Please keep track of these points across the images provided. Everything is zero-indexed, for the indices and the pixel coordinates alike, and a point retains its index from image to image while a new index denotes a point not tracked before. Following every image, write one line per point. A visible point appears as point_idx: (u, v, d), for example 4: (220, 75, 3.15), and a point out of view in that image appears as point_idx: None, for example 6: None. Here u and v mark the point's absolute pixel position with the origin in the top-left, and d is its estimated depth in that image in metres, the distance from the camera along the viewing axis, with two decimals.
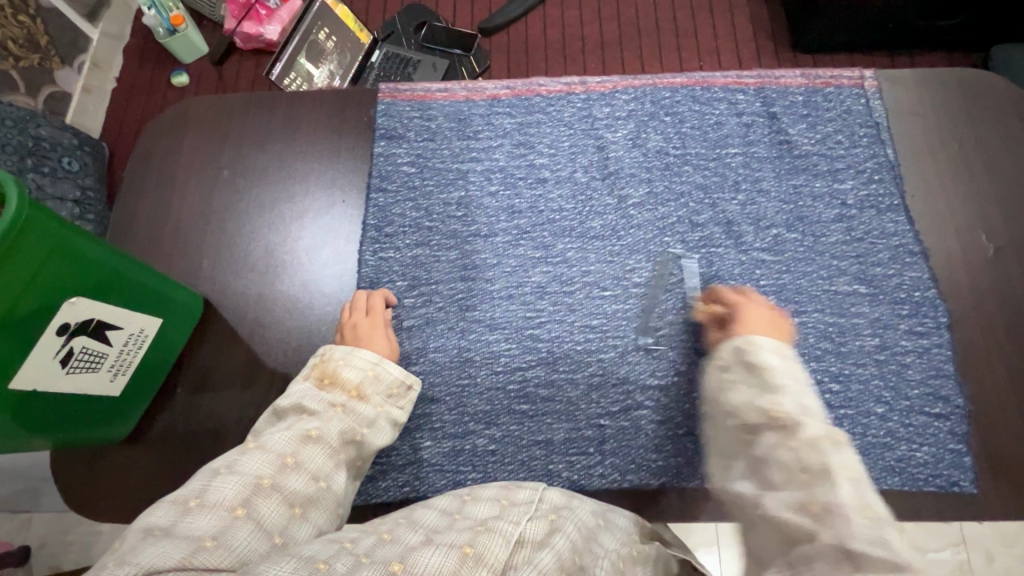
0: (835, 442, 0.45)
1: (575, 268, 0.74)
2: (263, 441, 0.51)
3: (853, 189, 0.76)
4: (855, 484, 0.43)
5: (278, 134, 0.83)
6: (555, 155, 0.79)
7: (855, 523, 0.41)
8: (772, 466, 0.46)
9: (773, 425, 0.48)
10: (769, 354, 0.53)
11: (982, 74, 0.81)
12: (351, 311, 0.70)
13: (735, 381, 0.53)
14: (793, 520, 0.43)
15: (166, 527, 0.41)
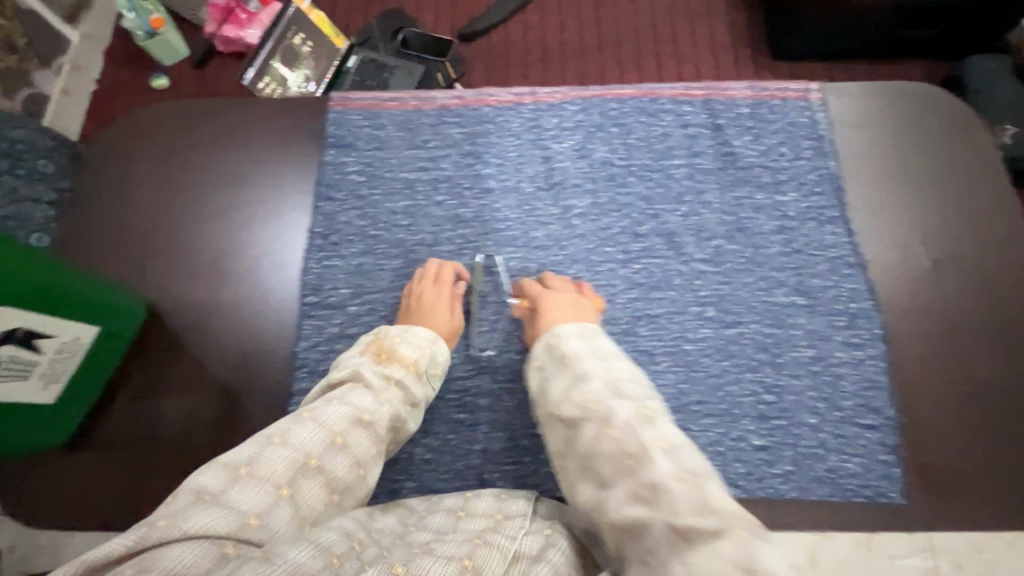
0: (641, 418, 0.52)
1: (518, 277, 0.75)
2: (319, 413, 0.55)
3: (794, 201, 0.77)
4: (668, 453, 0.49)
5: (228, 140, 0.83)
6: (502, 164, 0.80)
7: (678, 493, 0.46)
8: (600, 462, 0.51)
9: (589, 417, 0.54)
10: (574, 342, 0.60)
11: (926, 89, 0.82)
12: (418, 280, 0.72)
13: (551, 377, 0.59)
14: (633, 513, 0.47)
15: (215, 492, 0.46)
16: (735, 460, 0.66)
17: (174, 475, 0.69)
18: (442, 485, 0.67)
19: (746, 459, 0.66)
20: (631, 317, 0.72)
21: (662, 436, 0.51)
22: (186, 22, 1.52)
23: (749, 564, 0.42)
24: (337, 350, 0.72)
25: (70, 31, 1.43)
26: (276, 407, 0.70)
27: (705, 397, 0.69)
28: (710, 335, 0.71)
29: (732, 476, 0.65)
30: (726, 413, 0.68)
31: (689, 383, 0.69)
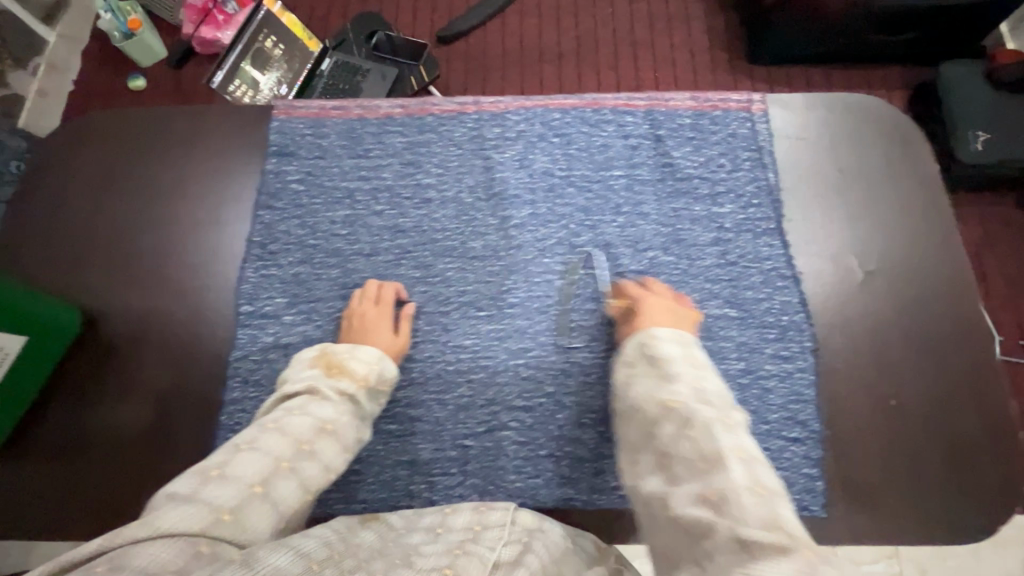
0: (725, 425, 0.51)
1: (453, 287, 0.75)
2: (283, 423, 0.57)
3: (731, 213, 0.77)
4: (747, 464, 0.47)
5: (172, 148, 0.83)
6: (443, 174, 0.80)
7: (747, 504, 0.44)
8: (675, 460, 0.50)
9: (671, 416, 0.53)
10: (669, 345, 0.60)
11: (869, 100, 0.82)
12: (362, 298, 0.72)
13: (637, 375, 0.59)
14: (694, 513, 0.45)
15: (186, 493, 0.46)
16: None
17: (105, 486, 0.68)
18: (369, 497, 0.66)
19: None
20: (565, 328, 0.72)
21: (741, 447, 0.49)
22: (165, 23, 1.52)
23: None
24: (271, 359, 0.72)
25: (47, 32, 1.45)
26: (208, 418, 0.70)
27: None
28: None
29: None
30: None
31: None
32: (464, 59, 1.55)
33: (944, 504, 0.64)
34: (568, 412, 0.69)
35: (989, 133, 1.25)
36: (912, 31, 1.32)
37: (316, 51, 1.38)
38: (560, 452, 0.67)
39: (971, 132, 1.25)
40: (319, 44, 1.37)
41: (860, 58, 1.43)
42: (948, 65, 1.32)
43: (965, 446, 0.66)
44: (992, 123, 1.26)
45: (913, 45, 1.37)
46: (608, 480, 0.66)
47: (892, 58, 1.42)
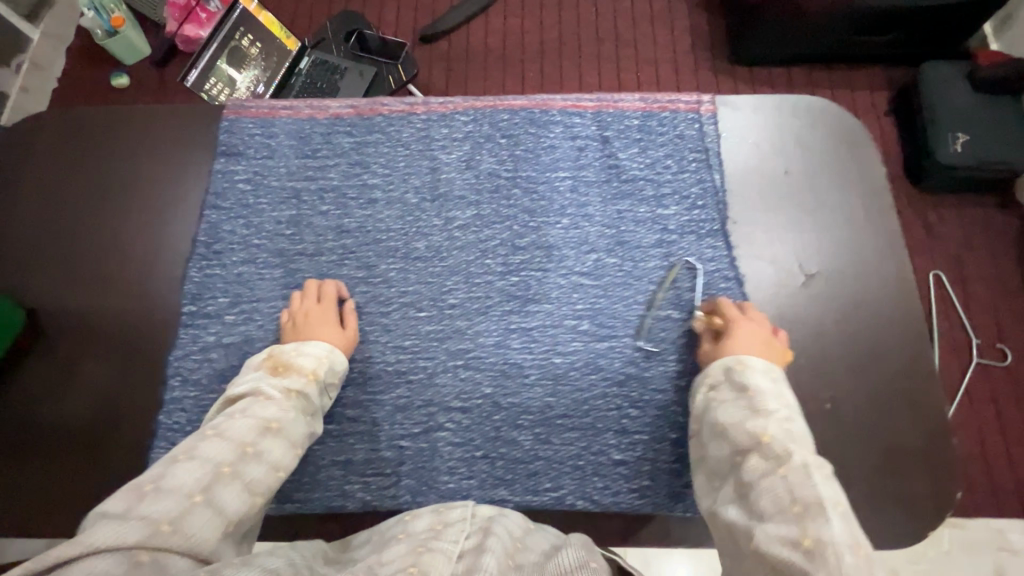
0: (824, 471, 0.48)
1: (395, 288, 0.75)
2: (224, 428, 0.55)
3: (676, 214, 0.78)
4: (846, 519, 0.45)
5: (120, 147, 0.83)
6: (389, 175, 0.81)
7: (847, 562, 0.42)
8: (762, 497, 0.48)
9: (761, 448, 0.51)
10: (759, 377, 0.59)
11: (819, 102, 0.82)
12: (303, 299, 0.72)
13: (728, 403, 0.58)
14: (783, 554, 0.44)
15: (119, 511, 0.44)
16: (595, 475, 0.66)
17: (39, 487, 0.67)
18: (301, 497, 0.66)
19: (605, 473, 0.66)
20: (504, 329, 0.72)
21: (840, 499, 0.47)
22: (149, 23, 1.51)
23: None
24: (212, 359, 0.72)
25: (30, 29, 1.41)
26: (144, 418, 0.69)
27: (570, 410, 0.68)
28: (581, 349, 0.71)
29: (589, 492, 0.65)
30: (590, 427, 0.67)
31: (555, 397, 0.69)
32: (447, 58, 1.52)
33: (876, 510, 0.64)
34: (505, 414, 0.68)
35: (968, 134, 1.24)
36: (892, 32, 1.30)
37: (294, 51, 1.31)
38: (494, 453, 0.67)
39: (950, 133, 1.25)
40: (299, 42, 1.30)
41: (840, 58, 1.41)
42: (929, 66, 1.31)
43: (899, 453, 0.66)
44: (971, 124, 1.25)
45: (895, 46, 1.35)
46: (541, 482, 0.65)
47: (872, 58, 1.40)
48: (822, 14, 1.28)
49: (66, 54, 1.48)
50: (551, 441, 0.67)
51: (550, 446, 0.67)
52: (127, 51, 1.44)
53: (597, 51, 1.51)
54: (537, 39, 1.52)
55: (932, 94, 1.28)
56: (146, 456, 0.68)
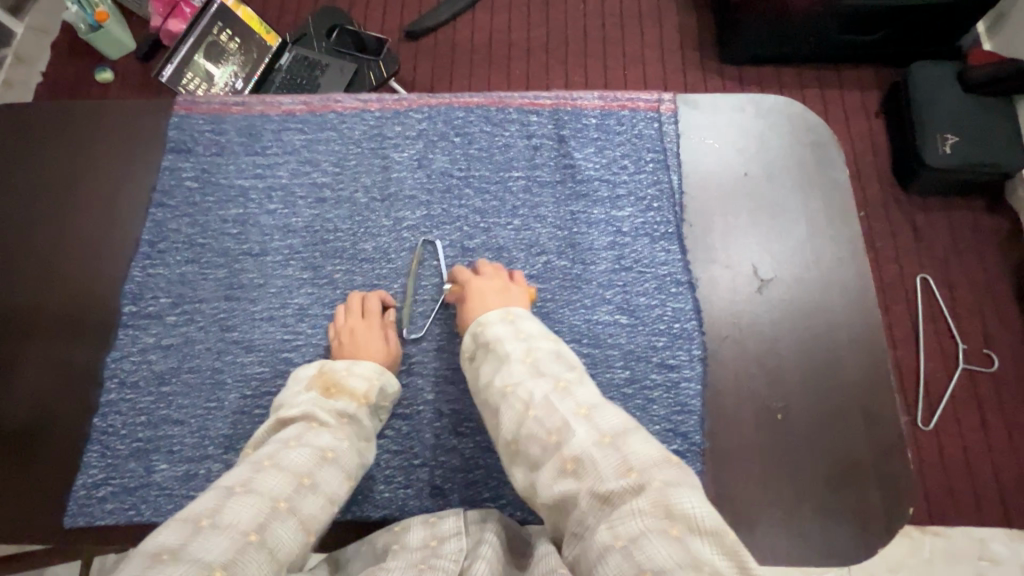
0: (560, 392, 0.53)
1: (340, 290, 0.73)
2: (281, 458, 0.53)
3: (630, 216, 0.76)
4: (588, 419, 0.50)
5: (69, 144, 0.81)
6: (340, 173, 0.79)
7: (597, 458, 0.47)
8: (529, 443, 0.51)
9: (512, 401, 0.55)
10: (498, 326, 0.61)
11: (783, 102, 0.80)
12: (347, 314, 0.70)
13: (478, 366, 0.60)
14: (560, 489, 0.47)
15: (173, 549, 0.43)
16: None
17: None
18: None
19: None
20: (448, 333, 0.71)
21: (582, 405, 0.52)
22: (134, 17, 1.45)
23: (668, 508, 0.42)
24: (150, 361, 0.70)
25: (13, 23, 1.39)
26: (79, 421, 0.68)
27: None
28: None
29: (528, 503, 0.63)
30: None
31: None
32: (431, 55, 1.47)
33: (824, 525, 0.62)
34: (446, 421, 0.67)
35: (957, 136, 1.22)
36: (879, 30, 1.27)
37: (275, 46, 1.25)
38: (433, 462, 0.65)
39: (939, 136, 1.22)
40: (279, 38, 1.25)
41: (827, 57, 1.38)
42: (918, 65, 1.28)
43: (849, 465, 0.64)
44: (960, 127, 1.23)
45: (883, 46, 1.32)
46: (480, 492, 0.64)
47: (859, 58, 1.37)
48: (807, 14, 1.25)
49: (49, 49, 1.43)
50: (492, 449, 0.65)
51: (491, 455, 0.65)
52: (110, 46, 1.39)
53: (584, 48, 1.46)
54: (524, 36, 1.48)
55: (919, 95, 1.26)
56: (79, 460, 0.66)
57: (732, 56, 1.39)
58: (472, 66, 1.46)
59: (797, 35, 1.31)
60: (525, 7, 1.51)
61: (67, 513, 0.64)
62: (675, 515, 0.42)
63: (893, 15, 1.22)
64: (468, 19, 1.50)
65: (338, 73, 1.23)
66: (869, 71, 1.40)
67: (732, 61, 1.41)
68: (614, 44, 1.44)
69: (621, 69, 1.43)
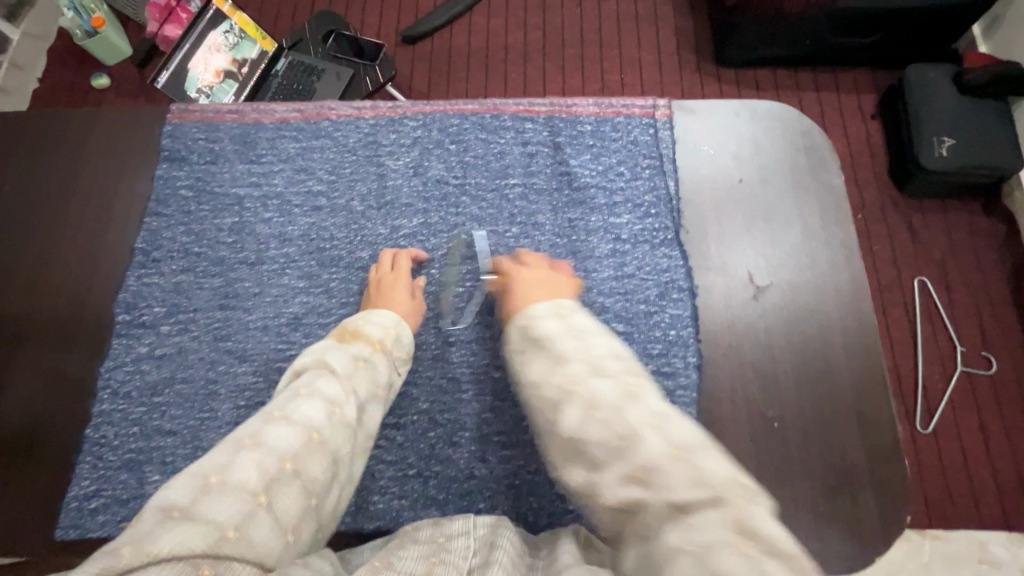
0: (627, 394, 0.45)
1: (335, 299, 0.73)
2: (291, 411, 0.51)
3: (628, 223, 0.75)
4: (658, 428, 0.42)
5: (64, 152, 0.81)
6: (335, 181, 0.79)
7: (672, 472, 0.39)
8: (588, 444, 0.44)
9: (572, 400, 0.47)
10: (548, 322, 0.56)
11: (778, 107, 0.80)
12: (378, 269, 0.72)
13: (528, 359, 0.54)
14: (626, 497, 0.39)
15: (183, 508, 0.40)
16: (530, 495, 0.64)
17: None
18: None
19: (541, 493, 0.64)
20: (443, 342, 0.70)
21: (651, 413, 0.44)
22: (132, 22, 1.45)
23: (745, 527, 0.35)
24: (143, 370, 0.70)
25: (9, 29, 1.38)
26: (73, 431, 0.68)
27: (508, 427, 0.66)
28: None
29: (523, 512, 0.63)
30: (528, 445, 0.66)
31: (494, 413, 0.67)
32: (429, 58, 1.47)
33: (818, 531, 0.62)
34: (441, 430, 0.66)
35: (954, 138, 1.22)
36: (876, 32, 1.27)
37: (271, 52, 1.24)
38: (428, 472, 0.65)
39: (936, 137, 1.22)
40: (276, 44, 1.24)
41: (823, 60, 1.38)
42: (915, 66, 1.27)
43: (847, 472, 0.64)
44: (957, 129, 1.23)
45: (880, 48, 1.32)
46: (475, 502, 0.64)
47: (856, 60, 1.37)
48: (804, 15, 1.25)
49: (47, 56, 1.42)
50: (487, 459, 0.65)
51: (486, 464, 0.65)
52: (106, 52, 1.39)
53: (581, 51, 1.46)
54: (521, 39, 1.48)
55: (917, 96, 1.26)
56: (70, 471, 0.66)
57: (729, 59, 1.39)
58: (469, 70, 1.46)
59: (795, 37, 1.31)
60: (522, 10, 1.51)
61: (58, 525, 0.64)
62: (754, 537, 0.35)
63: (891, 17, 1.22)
64: (466, 23, 1.51)
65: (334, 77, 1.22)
66: (865, 74, 1.40)
67: (728, 63, 1.41)
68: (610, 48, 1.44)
69: (618, 72, 1.43)
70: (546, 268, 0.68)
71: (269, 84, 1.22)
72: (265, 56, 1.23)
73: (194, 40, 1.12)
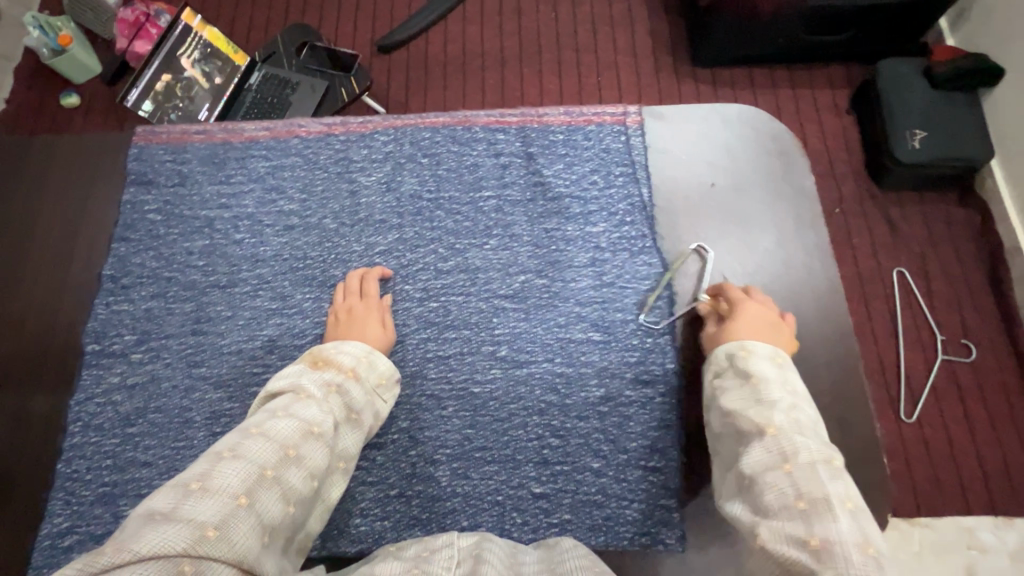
0: (833, 468, 0.46)
1: (309, 319, 0.72)
2: (267, 428, 0.50)
3: (605, 232, 0.75)
4: (854, 515, 0.43)
5: (30, 182, 0.80)
6: (306, 200, 0.78)
7: (855, 560, 0.40)
8: (768, 488, 0.46)
9: (767, 445, 0.49)
10: (762, 362, 0.56)
11: (748, 111, 0.80)
12: (346, 294, 0.71)
13: (730, 389, 0.56)
14: (792, 554, 0.42)
15: (166, 511, 0.41)
16: (513, 510, 0.63)
17: None
18: None
19: (525, 508, 0.63)
20: (421, 358, 0.70)
21: (849, 496, 0.44)
22: (99, 39, 1.41)
23: None
24: (115, 402, 0.68)
25: None
26: (48, 467, 0.67)
27: (490, 442, 0.66)
28: (499, 377, 0.69)
29: (507, 528, 0.63)
30: (510, 459, 0.65)
31: (474, 429, 0.66)
32: (405, 68, 1.46)
33: None
34: (421, 449, 0.66)
35: (926, 131, 1.23)
36: (846, 29, 1.29)
37: (244, 65, 1.23)
38: (410, 491, 0.64)
39: (909, 130, 1.24)
40: (248, 58, 1.22)
41: (796, 58, 1.39)
42: (884, 62, 1.29)
43: None
44: (929, 122, 1.24)
45: (850, 44, 1.34)
46: (458, 520, 0.63)
47: (827, 57, 1.39)
48: (777, 14, 1.26)
49: (13, 76, 1.39)
50: (470, 476, 0.65)
51: (469, 481, 0.64)
52: (75, 70, 1.36)
53: (558, 56, 1.46)
54: (497, 46, 1.47)
55: (888, 91, 1.27)
56: (44, 509, 0.64)
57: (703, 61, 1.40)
58: (446, 79, 1.46)
59: (766, 36, 1.33)
60: (497, 17, 1.50)
61: (30, 566, 0.62)
62: None
63: (857, 14, 1.24)
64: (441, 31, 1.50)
65: (310, 89, 1.21)
66: (837, 71, 1.41)
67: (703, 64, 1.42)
68: (585, 53, 1.45)
69: (594, 77, 1.43)
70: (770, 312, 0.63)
71: (243, 98, 1.20)
72: (239, 71, 1.21)
73: (162, 58, 1.11)
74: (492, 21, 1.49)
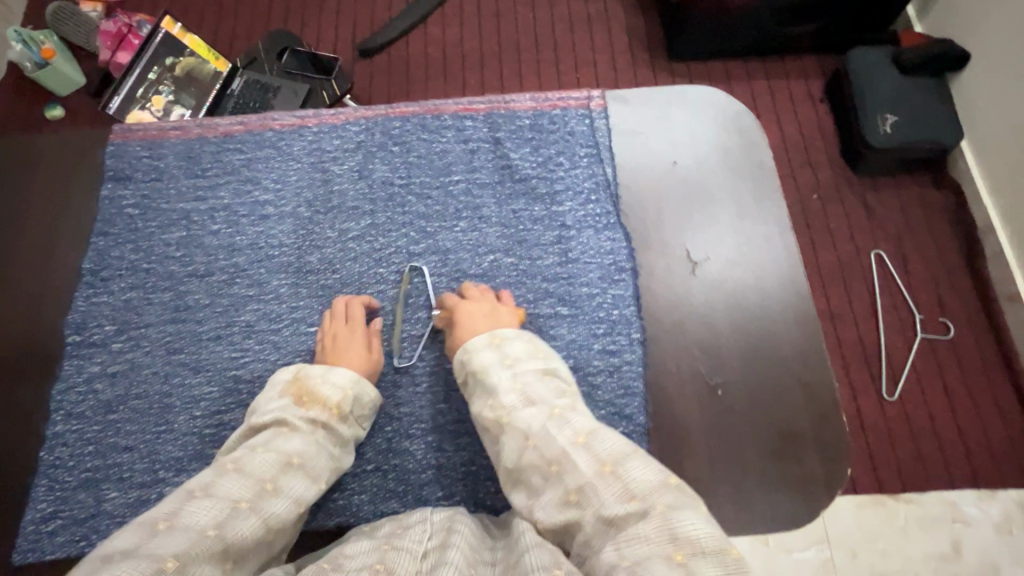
0: (556, 421, 0.53)
1: (286, 304, 0.74)
2: (245, 463, 0.51)
3: (570, 210, 0.78)
4: (585, 447, 0.50)
5: (8, 182, 0.81)
6: (281, 190, 0.80)
7: (599, 490, 0.46)
8: (528, 471, 0.51)
9: (511, 434, 0.54)
10: (485, 356, 0.61)
11: (708, 91, 0.83)
12: (332, 319, 0.70)
13: (472, 396, 0.61)
14: (566, 519, 0.47)
15: (126, 550, 0.40)
16: (487, 479, 0.65)
17: None
18: None
19: (498, 477, 0.65)
20: (395, 338, 0.72)
21: (581, 434, 0.51)
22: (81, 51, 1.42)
23: (673, 533, 0.41)
24: (96, 390, 0.70)
25: None
26: (29, 456, 0.68)
27: (463, 415, 0.68)
28: None
29: (481, 497, 0.64)
30: None
31: (448, 403, 0.68)
32: (388, 70, 1.47)
33: (769, 493, 0.64)
34: (397, 424, 0.68)
35: (896, 115, 1.25)
36: (814, 21, 1.32)
37: (224, 72, 1.22)
38: (386, 466, 0.66)
39: (879, 116, 1.26)
40: (229, 64, 1.22)
41: (770, 52, 1.43)
42: (854, 51, 1.32)
43: (791, 436, 0.66)
44: (898, 105, 1.26)
45: (822, 35, 1.37)
46: (434, 491, 0.65)
47: (800, 49, 1.42)
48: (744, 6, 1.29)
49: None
50: (444, 448, 0.67)
51: (443, 453, 0.66)
52: (59, 83, 1.36)
53: (536, 56, 1.48)
54: (477, 48, 1.50)
55: (857, 78, 1.30)
56: (29, 496, 0.66)
57: (677, 55, 1.43)
58: (428, 79, 1.47)
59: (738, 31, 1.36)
60: (476, 18, 1.53)
61: (16, 550, 0.64)
62: (679, 539, 0.41)
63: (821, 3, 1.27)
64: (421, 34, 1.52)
65: (292, 93, 1.19)
66: (812, 61, 1.44)
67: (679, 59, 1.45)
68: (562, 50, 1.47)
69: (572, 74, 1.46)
70: (492, 302, 0.69)
71: (225, 104, 1.18)
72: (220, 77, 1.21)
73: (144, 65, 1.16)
74: (471, 22, 1.52)
